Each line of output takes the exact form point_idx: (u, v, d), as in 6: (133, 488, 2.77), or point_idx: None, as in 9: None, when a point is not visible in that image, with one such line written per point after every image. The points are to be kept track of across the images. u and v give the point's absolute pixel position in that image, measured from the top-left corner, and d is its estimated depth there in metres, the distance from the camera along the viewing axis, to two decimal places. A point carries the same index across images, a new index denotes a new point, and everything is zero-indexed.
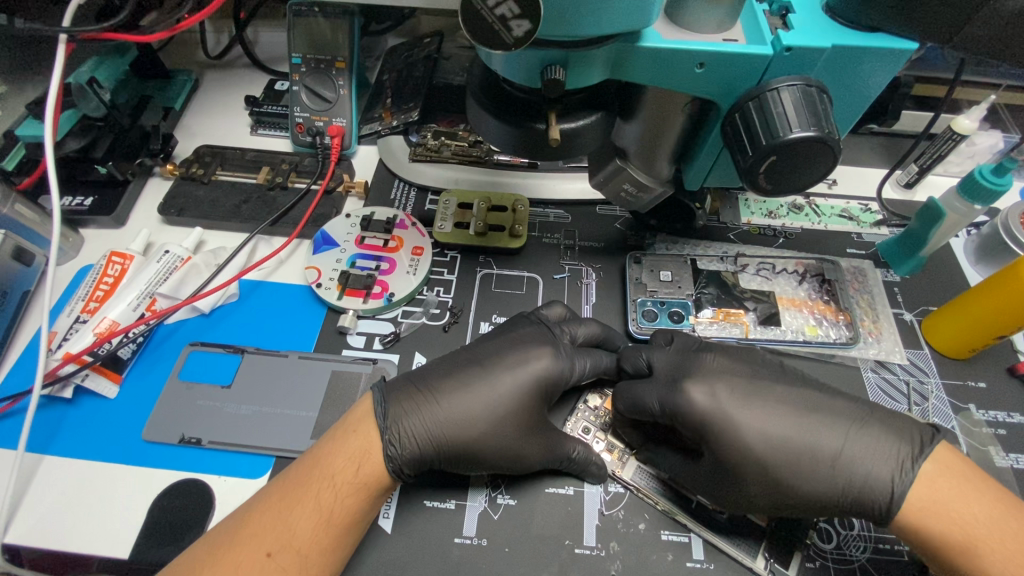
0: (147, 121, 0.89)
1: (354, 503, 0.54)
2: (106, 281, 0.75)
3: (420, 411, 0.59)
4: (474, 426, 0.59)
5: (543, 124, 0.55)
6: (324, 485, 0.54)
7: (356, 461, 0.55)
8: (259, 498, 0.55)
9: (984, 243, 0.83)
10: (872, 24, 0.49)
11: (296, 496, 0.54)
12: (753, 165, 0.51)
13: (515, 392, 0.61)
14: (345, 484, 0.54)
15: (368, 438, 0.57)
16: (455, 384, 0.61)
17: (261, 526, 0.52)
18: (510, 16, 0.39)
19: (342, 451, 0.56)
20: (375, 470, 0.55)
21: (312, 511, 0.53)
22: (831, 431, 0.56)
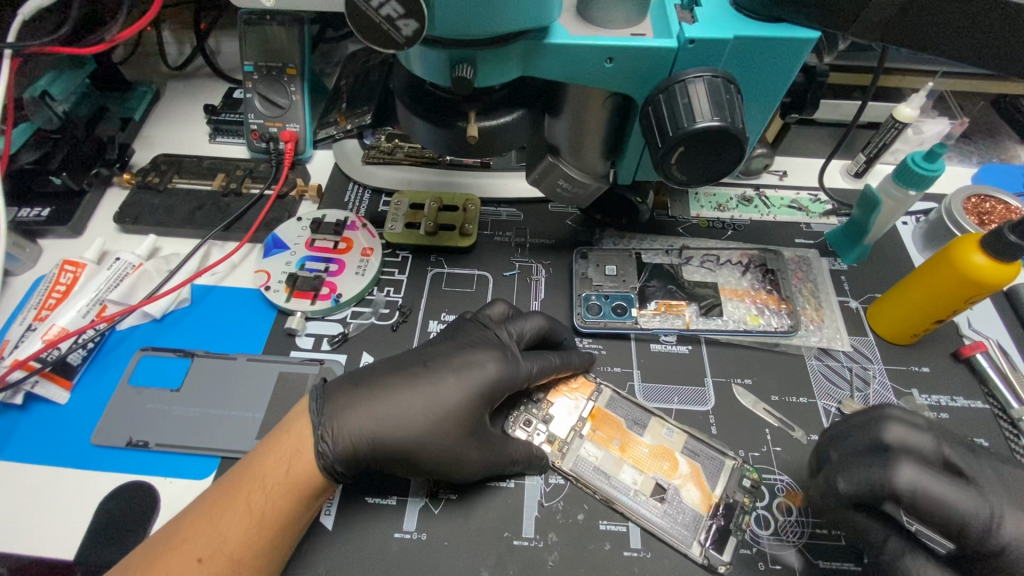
0: (104, 132, 0.91)
1: (287, 505, 0.55)
2: (59, 288, 0.77)
3: (357, 407, 0.57)
4: (413, 425, 0.58)
5: (463, 122, 0.56)
6: (257, 488, 0.54)
7: (287, 462, 0.56)
8: (195, 504, 0.56)
9: (930, 229, 0.84)
10: (774, 15, 0.51)
11: (227, 499, 0.54)
12: (664, 156, 0.52)
13: (458, 392, 0.61)
14: (276, 487, 0.55)
15: (301, 438, 0.57)
16: (400, 383, 0.60)
17: (190, 532, 0.53)
18: (396, 16, 0.40)
19: (275, 453, 0.56)
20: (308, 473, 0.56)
21: (244, 515, 0.54)
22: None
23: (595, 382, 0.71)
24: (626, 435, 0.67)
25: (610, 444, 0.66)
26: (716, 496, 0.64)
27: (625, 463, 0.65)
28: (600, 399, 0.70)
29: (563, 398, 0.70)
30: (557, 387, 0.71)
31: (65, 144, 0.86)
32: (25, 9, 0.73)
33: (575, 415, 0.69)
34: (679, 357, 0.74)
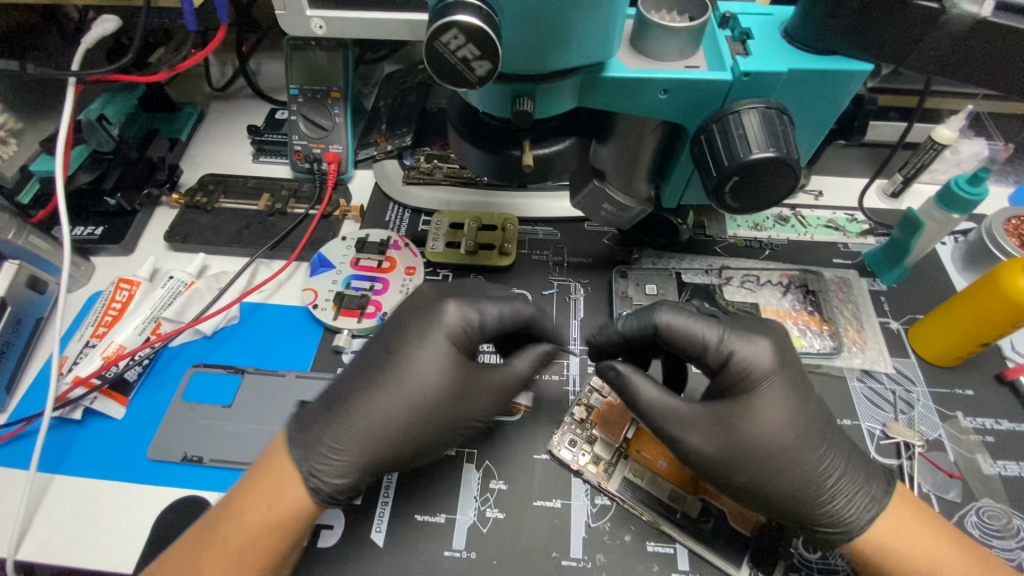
0: (155, 152, 0.95)
1: (268, 554, 0.55)
2: (114, 306, 0.79)
3: (334, 429, 0.58)
4: (397, 417, 0.59)
5: (518, 150, 0.57)
6: (231, 540, 0.54)
7: (268, 501, 0.56)
8: (170, 556, 0.56)
9: (971, 251, 0.83)
10: (827, 47, 0.51)
11: (200, 551, 0.55)
12: (718, 185, 0.53)
13: (427, 372, 0.60)
14: (253, 538, 0.55)
15: (280, 475, 0.57)
16: (376, 389, 0.60)
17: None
18: (471, 57, 0.42)
19: (251, 507, 0.56)
20: (287, 522, 0.56)
21: (218, 567, 0.54)
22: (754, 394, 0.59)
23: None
24: (673, 459, 0.67)
25: (655, 465, 0.67)
26: (762, 521, 0.64)
27: (672, 484, 0.66)
28: (644, 421, 0.70)
29: (606, 418, 0.70)
30: (599, 406, 0.71)
31: (119, 165, 0.89)
32: (90, 38, 0.75)
33: (620, 436, 0.68)
34: None
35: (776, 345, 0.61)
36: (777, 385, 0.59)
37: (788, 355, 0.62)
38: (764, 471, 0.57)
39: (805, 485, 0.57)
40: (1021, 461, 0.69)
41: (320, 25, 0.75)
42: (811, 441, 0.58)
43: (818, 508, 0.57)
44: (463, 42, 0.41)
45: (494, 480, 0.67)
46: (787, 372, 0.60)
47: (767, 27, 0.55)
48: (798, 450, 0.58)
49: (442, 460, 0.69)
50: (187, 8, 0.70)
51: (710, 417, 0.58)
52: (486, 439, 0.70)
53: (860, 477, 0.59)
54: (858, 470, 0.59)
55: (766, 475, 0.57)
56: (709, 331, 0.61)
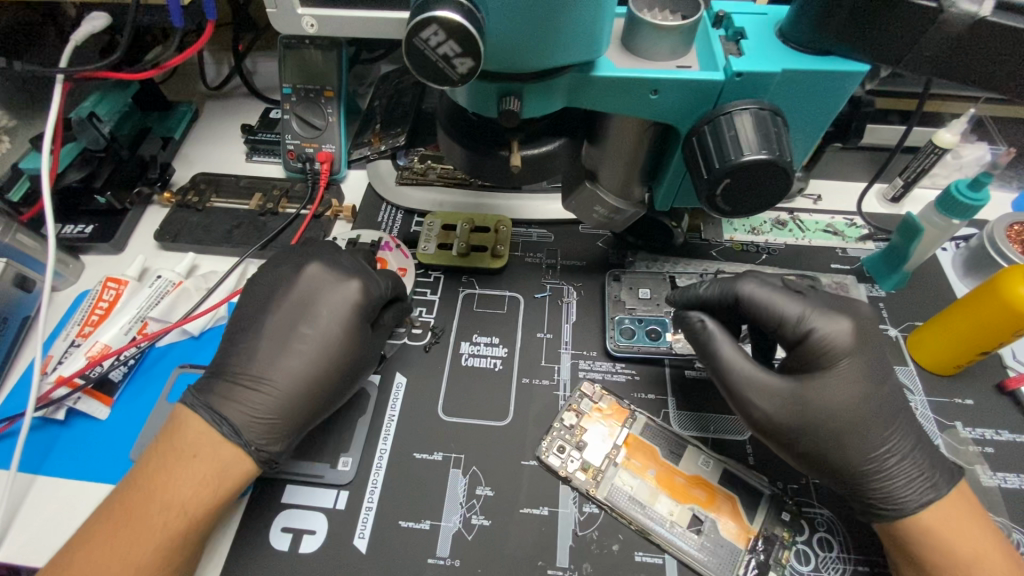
0: (147, 151, 0.94)
1: (206, 517, 0.58)
2: (101, 305, 0.79)
3: (250, 397, 0.63)
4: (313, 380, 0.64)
5: (506, 151, 0.56)
6: (166, 513, 0.56)
7: (207, 481, 0.58)
8: (92, 536, 0.56)
9: (972, 257, 0.82)
10: (822, 47, 0.50)
11: (129, 525, 0.56)
12: (709, 188, 0.52)
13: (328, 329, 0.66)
14: (189, 507, 0.57)
15: (214, 454, 0.59)
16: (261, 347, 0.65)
17: (88, 564, 0.54)
18: (452, 55, 0.41)
19: (182, 478, 0.57)
20: (225, 486, 0.59)
21: (151, 539, 0.55)
22: (846, 375, 0.60)
23: (629, 409, 0.70)
24: (663, 465, 0.66)
25: (645, 473, 0.66)
26: (754, 529, 0.63)
27: (662, 492, 0.64)
28: (636, 427, 0.69)
29: (596, 423, 0.69)
30: (589, 412, 0.70)
31: (110, 163, 0.89)
32: (79, 35, 0.74)
33: (610, 442, 0.68)
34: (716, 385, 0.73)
35: (858, 326, 0.62)
36: (852, 362, 0.60)
37: (869, 334, 0.63)
38: (831, 439, 0.59)
39: (874, 461, 0.59)
40: (1021, 473, 0.67)
41: (311, 24, 0.74)
42: (883, 419, 0.60)
43: (879, 485, 0.59)
44: (443, 39, 0.40)
45: (480, 486, 0.66)
46: (870, 350, 0.62)
47: (761, 26, 0.53)
48: (875, 424, 0.60)
49: (428, 465, 0.68)
50: (174, 5, 0.70)
51: (797, 383, 0.60)
52: (472, 444, 0.69)
53: (924, 461, 0.60)
54: (922, 456, 0.60)
55: (832, 441, 0.59)
56: (791, 306, 0.62)
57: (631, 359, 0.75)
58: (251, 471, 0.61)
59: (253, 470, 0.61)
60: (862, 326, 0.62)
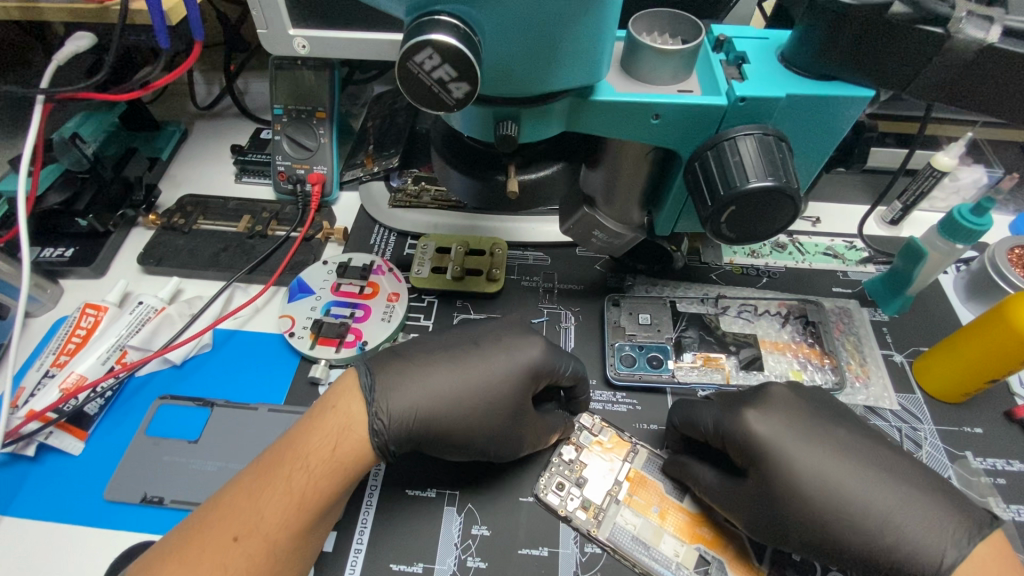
0: (132, 172, 0.92)
1: (328, 483, 0.54)
2: (79, 333, 0.75)
3: (406, 386, 0.59)
4: (446, 384, 0.60)
5: (503, 175, 0.55)
6: (296, 464, 0.54)
7: (332, 441, 0.55)
8: (231, 483, 0.54)
9: (973, 280, 0.81)
10: (826, 72, 0.49)
11: (267, 473, 0.54)
12: (713, 215, 0.50)
13: (496, 352, 0.64)
14: (320, 464, 0.54)
15: (346, 416, 0.57)
16: (467, 353, 0.63)
17: (231, 508, 0.52)
18: (447, 79, 0.40)
19: (318, 430, 0.56)
20: (344, 448, 0.55)
21: (283, 493, 0.52)
22: (792, 460, 0.56)
23: (630, 441, 0.68)
24: (666, 502, 0.63)
25: (647, 510, 0.63)
26: (763, 570, 0.59)
27: (666, 531, 0.62)
28: (637, 461, 0.66)
29: (596, 457, 0.66)
30: (588, 445, 0.67)
31: (93, 185, 0.86)
32: (62, 55, 0.72)
33: (611, 477, 0.65)
34: None
35: (768, 409, 0.59)
36: (789, 442, 0.57)
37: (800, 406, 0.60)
38: (814, 531, 0.53)
39: (874, 538, 0.52)
40: None
41: (302, 45, 0.73)
42: (855, 488, 0.53)
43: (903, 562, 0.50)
44: (438, 63, 0.38)
45: (476, 525, 0.63)
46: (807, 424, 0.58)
47: (763, 51, 0.52)
48: (855, 501, 0.53)
49: (420, 503, 0.64)
50: (159, 24, 0.67)
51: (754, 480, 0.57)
52: (468, 480, 0.66)
53: (936, 515, 0.51)
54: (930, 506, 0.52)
55: (816, 536, 0.53)
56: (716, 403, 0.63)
57: (629, 387, 0.72)
58: (370, 446, 0.56)
59: (370, 447, 0.56)
60: (782, 406, 0.59)
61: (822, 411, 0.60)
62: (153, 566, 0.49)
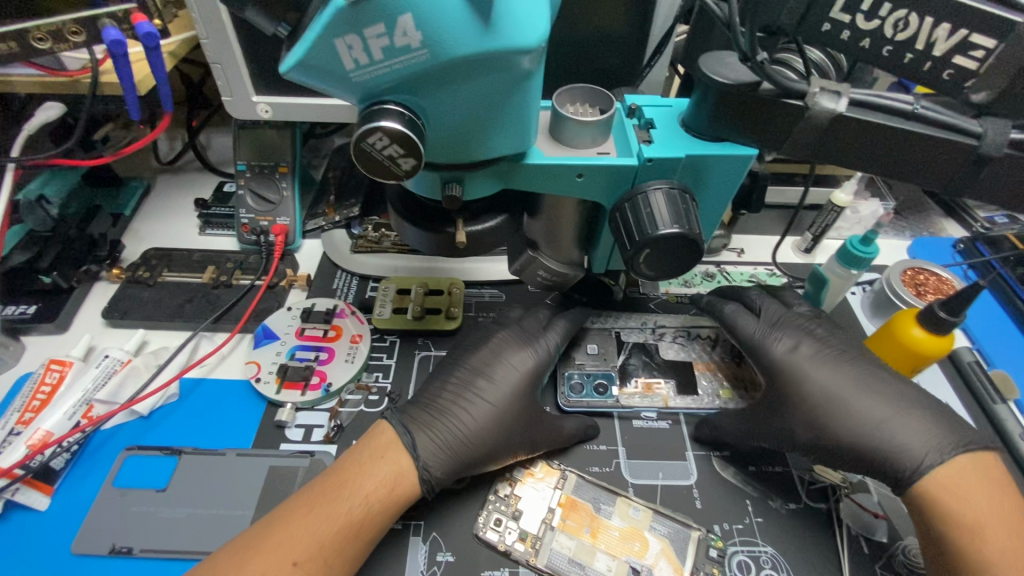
0: (95, 229, 0.94)
1: (380, 518, 0.60)
2: (43, 390, 0.76)
3: (437, 433, 0.66)
4: (473, 428, 0.67)
5: (452, 228, 0.61)
6: (353, 500, 0.59)
7: (387, 484, 0.61)
8: (283, 512, 0.59)
9: (875, 299, 0.92)
10: (717, 134, 0.58)
11: (325, 507, 0.59)
12: (632, 256, 0.58)
13: (505, 399, 0.71)
14: (378, 503, 0.60)
15: (397, 463, 0.63)
16: (478, 404, 0.69)
17: (286, 536, 0.57)
18: (397, 155, 0.47)
19: (372, 473, 0.61)
20: (398, 491, 0.61)
21: (342, 526, 0.58)
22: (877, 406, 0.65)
23: (559, 468, 0.72)
24: (596, 521, 0.68)
25: (580, 532, 0.67)
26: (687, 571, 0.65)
27: (596, 551, 0.66)
28: (566, 488, 0.71)
29: (530, 487, 0.71)
30: (522, 479, 0.72)
31: (57, 243, 0.88)
32: (32, 125, 0.76)
33: (545, 506, 0.69)
34: (662, 433, 0.77)
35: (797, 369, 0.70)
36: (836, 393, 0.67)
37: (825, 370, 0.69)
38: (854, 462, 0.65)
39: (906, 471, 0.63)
40: None
41: (265, 109, 0.79)
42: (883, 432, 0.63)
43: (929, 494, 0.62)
44: (388, 143, 0.45)
45: (441, 551, 0.67)
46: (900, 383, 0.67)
47: (667, 118, 0.62)
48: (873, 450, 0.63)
49: (387, 535, 0.68)
50: (130, 97, 0.72)
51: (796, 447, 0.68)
52: (431, 510, 0.70)
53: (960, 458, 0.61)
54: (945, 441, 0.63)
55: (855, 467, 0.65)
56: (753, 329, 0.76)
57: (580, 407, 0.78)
58: (418, 489, 0.63)
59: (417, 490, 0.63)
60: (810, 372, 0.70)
61: (801, 393, 0.69)
62: None
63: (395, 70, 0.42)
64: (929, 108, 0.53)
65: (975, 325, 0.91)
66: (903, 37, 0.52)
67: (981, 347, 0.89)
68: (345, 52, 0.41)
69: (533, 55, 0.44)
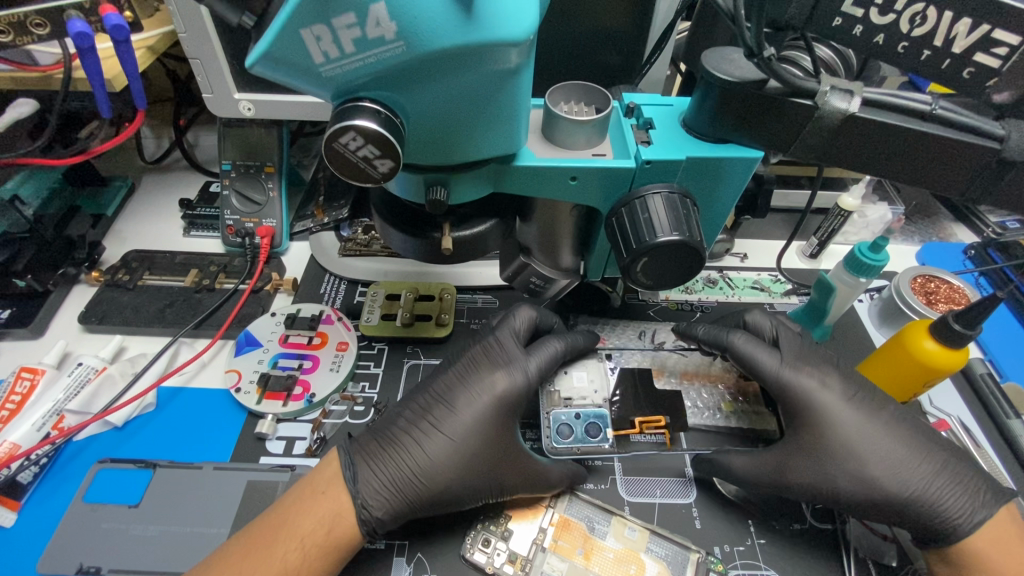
0: (74, 231, 0.91)
1: (318, 563, 0.58)
2: (13, 399, 0.73)
3: (380, 470, 0.63)
4: (421, 463, 0.63)
5: (438, 233, 0.57)
6: (289, 544, 0.58)
7: (325, 524, 0.59)
8: (221, 554, 0.58)
9: (884, 307, 0.88)
10: (720, 135, 0.55)
11: (262, 549, 0.58)
12: (629, 265, 0.54)
13: (466, 433, 0.64)
14: (314, 546, 0.58)
15: (337, 501, 0.60)
16: (434, 438, 0.64)
17: None
18: (372, 157, 0.43)
19: (310, 513, 0.59)
20: (337, 532, 0.59)
21: (277, 572, 0.56)
22: (863, 428, 0.64)
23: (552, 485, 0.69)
24: (589, 542, 0.64)
25: (573, 554, 0.64)
26: None
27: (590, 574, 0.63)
28: (557, 507, 0.67)
29: (521, 505, 0.67)
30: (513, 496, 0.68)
31: (32, 244, 0.85)
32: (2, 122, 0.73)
33: (536, 525, 0.66)
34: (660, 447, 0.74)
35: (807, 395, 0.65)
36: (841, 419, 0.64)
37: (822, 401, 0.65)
38: (860, 489, 0.62)
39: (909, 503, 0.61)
40: None
41: (248, 107, 0.76)
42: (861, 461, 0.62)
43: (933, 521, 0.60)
44: (363, 144, 0.42)
45: (426, 574, 0.63)
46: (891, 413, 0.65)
47: (668, 117, 0.58)
48: (874, 479, 0.61)
49: (370, 555, 0.64)
50: (100, 94, 0.69)
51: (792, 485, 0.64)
52: (417, 529, 0.66)
53: (955, 490, 0.61)
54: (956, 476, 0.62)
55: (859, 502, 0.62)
56: (768, 363, 0.68)
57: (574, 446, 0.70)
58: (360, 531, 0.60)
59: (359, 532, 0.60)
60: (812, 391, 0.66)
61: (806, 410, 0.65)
62: None
63: (369, 64, 0.39)
64: (947, 110, 0.50)
65: (987, 336, 0.88)
66: (921, 32, 0.48)
67: (993, 360, 0.86)
68: (313, 44, 0.38)
69: (522, 49, 0.41)
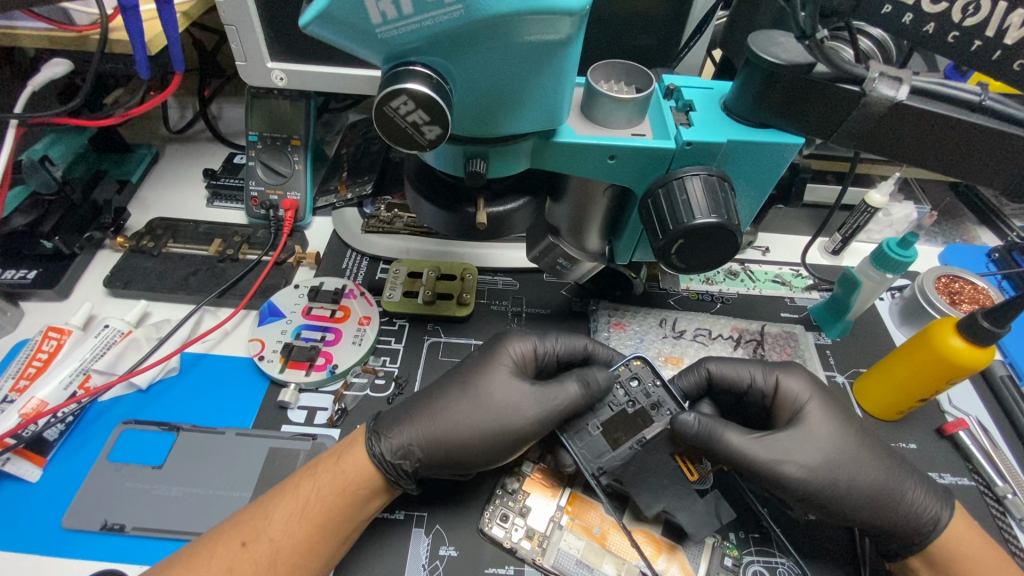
0: (100, 195, 0.91)
1: (326, 493, 0.61)
2: (40, 356, 0.74)
3: (400, 407, 0.68)
4: (437, 397, 0.68)
5: (473, 208, 0.57)
6: (307, 474, 0.63)
7: (338, 456, 0.64)
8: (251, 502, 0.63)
9: (905, 306, 0.88)
10: (763, 120, 0.54)
11: (284, 483, 0.63)
12: (665, 248, 0.54)
13: (480, 369, 0.69)
14: (325, 474, 0.62)
15: (353, 439, 0.66)
16: (453, 392, 0.67)
17: (243, 519, 0.59)
18: (421, 123, 0.43)
19: (331, 451, 0.66)
20: (346, 462, 0.63)
21: (291, 499, 0.60)
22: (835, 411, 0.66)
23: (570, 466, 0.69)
24: (607, 522, 0.65)
25: (590, 532, 0.64)
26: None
27: (606, 552, 0.63)
28: (575, 486, 0.67)
29: (540, 485, 0.68)
30: (531, 474, 0.69)
31: (59, 207, 0.86)
32: (37, 81, 0.73)
33: (554, 502, 0.66)
34: None
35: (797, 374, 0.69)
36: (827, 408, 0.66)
37: (804, 390, 0.67)
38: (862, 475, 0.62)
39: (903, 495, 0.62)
40: None
41: (280, 77, 0.76)
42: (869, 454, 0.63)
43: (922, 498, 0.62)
44: (413, 109, 0.42)
45: (443, 546, 0.64)
46: None
47: (708, 101, 0.58)
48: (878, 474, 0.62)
49: (388, 525, 0.65)
50: (139, 57, 0.69)
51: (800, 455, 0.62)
52: (436, 502, 0.67)
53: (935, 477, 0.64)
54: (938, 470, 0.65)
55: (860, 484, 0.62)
56: (751, 371, 0.69)
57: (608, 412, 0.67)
58: (368, 468, 0.63)
59: (369, 468, 0.63)
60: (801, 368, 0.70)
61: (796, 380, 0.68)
62: (163, 567, 0.56)
63: (425, 27, 0.39)
64: (996, 101, 0.50)
65: (1009, 339, 0.87)
66: (973, 22, 0.48)
67: (1013, 362, 0.85)
68: (372, 4, 0.38)
69: (575, 19, 0.40)
